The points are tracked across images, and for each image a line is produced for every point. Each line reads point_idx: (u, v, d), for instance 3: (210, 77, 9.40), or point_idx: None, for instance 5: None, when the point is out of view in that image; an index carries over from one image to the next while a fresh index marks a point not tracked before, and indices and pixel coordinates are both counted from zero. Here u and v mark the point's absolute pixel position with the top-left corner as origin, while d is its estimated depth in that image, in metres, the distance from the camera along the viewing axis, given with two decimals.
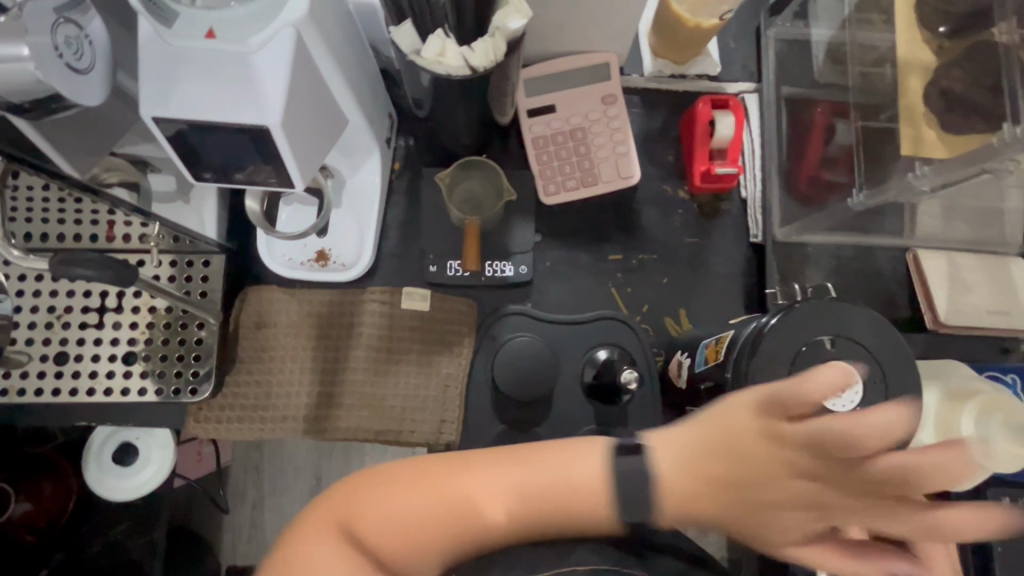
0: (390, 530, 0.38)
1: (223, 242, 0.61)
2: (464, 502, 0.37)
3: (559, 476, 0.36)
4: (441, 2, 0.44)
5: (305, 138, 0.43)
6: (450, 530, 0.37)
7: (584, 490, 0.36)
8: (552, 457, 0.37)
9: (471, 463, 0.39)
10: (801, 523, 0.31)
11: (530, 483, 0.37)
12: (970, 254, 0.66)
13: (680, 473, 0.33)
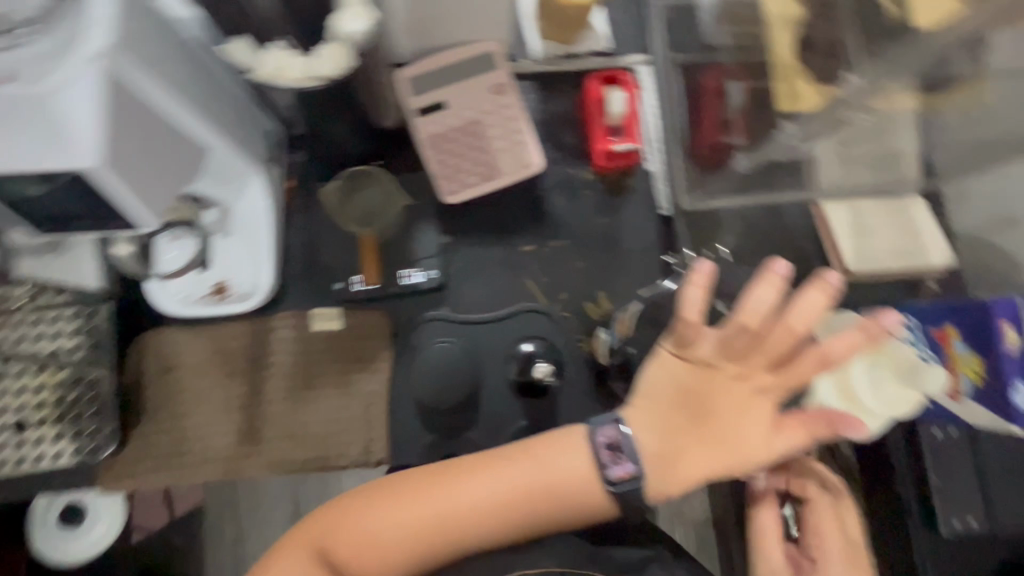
0: (391, 543, 0.41)
1: (109, 289, 0.59)
2: (459, 509, 0.41)
3: (544, 473, 0.41)
4: (269, 12, 0.41)
5: (147, 176, 0.41)
6: (450, 534, 0.41)
7: (570, 479, 0.41)
8: (543, 456, 0.42)
9: (465, 473, 0.42)
10: (765, 431, 0.40)
11: (520, 484, 0.41)
12: (870, 198, 0.66)
13: (652, 433, 0.40)
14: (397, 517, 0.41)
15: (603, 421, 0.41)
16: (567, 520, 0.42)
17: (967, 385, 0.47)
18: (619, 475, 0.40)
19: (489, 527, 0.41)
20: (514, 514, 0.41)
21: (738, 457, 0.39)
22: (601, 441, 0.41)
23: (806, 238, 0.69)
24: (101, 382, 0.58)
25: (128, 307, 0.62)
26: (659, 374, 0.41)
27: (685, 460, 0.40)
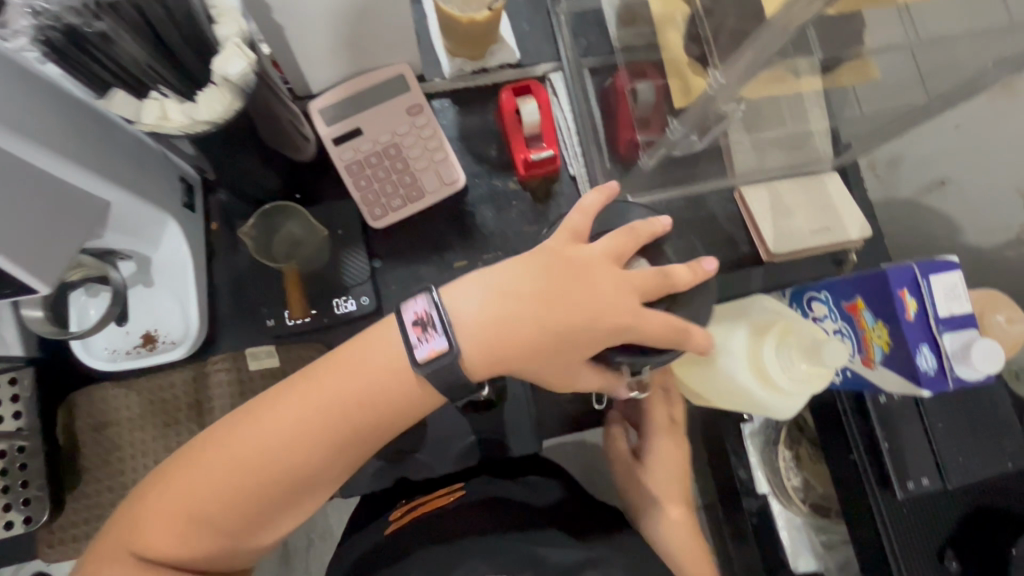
0: (209, 487, 0.42)
1: (29, 354, 0.58)
2: (276, 425, 0.42)
3: (354, 372, 0.43)
4: (145, 65, 0.41)
5: (29, 239, 0.40)
6: (278, 452, 0.42)
7: (379, 372, 0.43)
8: (350, 358, 0.43)
9: (276, 395, 0.43)
10: (598, 293, 0.43)
11: (331, 388, 0.42)
12: (788, 179, 0.68)
13: (486, 311, 0.42)
14: (220, 453, 0.42)
15: (408, 303, 0.42)
16: (393, 414, 0.43)
17: (879, 354, 0.48)
18: (426, 352, 0.42)
19: (316, 436, 0.43)
20: (335, 415, 0.42)
21: (582, 326, 0.43)
22: (406, 320, 0.42)
23: (732, 224, 0.70)
24: (28, 450, 0.57)
25: (54, 369, 0.60)
26: (506, 266, 0.44)
27: (518, 330, 0.42)
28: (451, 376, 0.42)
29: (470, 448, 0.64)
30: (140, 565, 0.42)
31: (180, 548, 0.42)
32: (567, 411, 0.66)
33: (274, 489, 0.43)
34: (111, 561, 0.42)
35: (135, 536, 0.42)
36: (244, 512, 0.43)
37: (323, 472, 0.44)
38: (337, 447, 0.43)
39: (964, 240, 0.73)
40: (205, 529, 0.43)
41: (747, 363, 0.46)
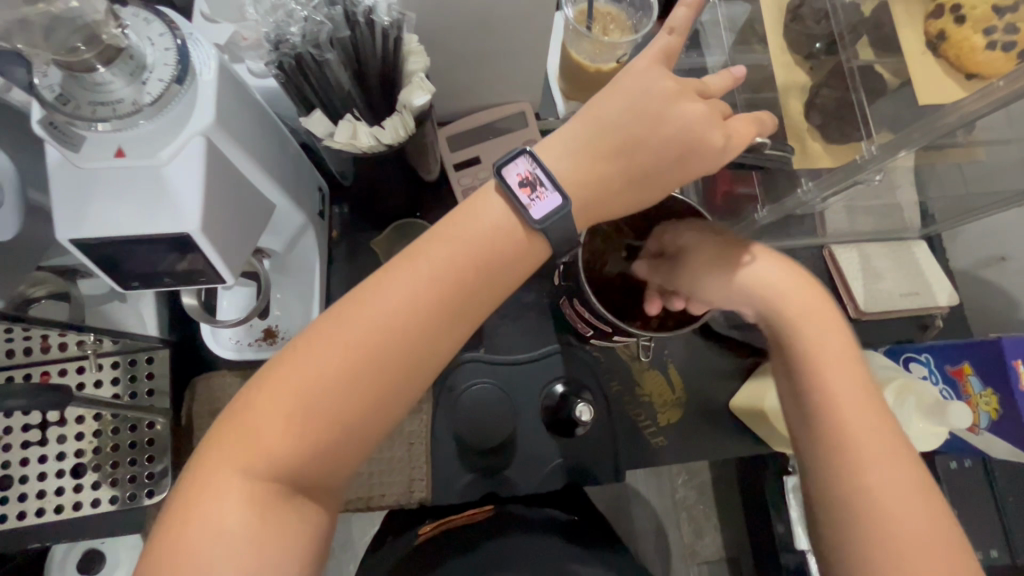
0: (326, 362, 0.38)
1: (165, 336, 0.61)
2: (386, 302, 0.39)
3: (460, 236, 0.41)
4: (347, 89, 0.46)
5: (230, 234, 0.44)
6: (394, 331, 0.39)
7: (493, 231, 0.41)
8: (450, 228, 0.41)
9: (382, 274, 0.40)
10: (676, 118, 0.43)
11: (441, 256, 0.40)
12: (877, 243, 0.72)
13: (572, 165, 0.43)
14: (327, 343, 0.38)
15: (508, 166, 0.41)
16: (507, 273, 0.42)
17: (985, 420, 0.53)
18: (544, 208, 0.41)
19: (434, 305, 0.40)
20: (453, 283, 0.40)
21: (663, 167, 0.44)
22: (512, 185, 0.41)
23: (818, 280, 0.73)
24: (155, 427, 0.60)
25: (182, 354, 0.64)
26: (589, 114, 0.43)
27: (606, 176, 0.43)
28: (569, 226, 0.42)
29: (556, 471, 0.66)
30: (251, 476, 0.36)
31: (297, 454, 0.37)
32: (648, 445, 0.68)
33: (393, 376, 0.39)
34: (212, 480, 0.36)
35: (239, 445, 0.37)
36: (362, 406, 0.39)
37: (443, 343, 0.41)
38: (455, 308, 0.41)
39: (1021, 317, 0.73)
40: (321, 431, 0.38)
41: None
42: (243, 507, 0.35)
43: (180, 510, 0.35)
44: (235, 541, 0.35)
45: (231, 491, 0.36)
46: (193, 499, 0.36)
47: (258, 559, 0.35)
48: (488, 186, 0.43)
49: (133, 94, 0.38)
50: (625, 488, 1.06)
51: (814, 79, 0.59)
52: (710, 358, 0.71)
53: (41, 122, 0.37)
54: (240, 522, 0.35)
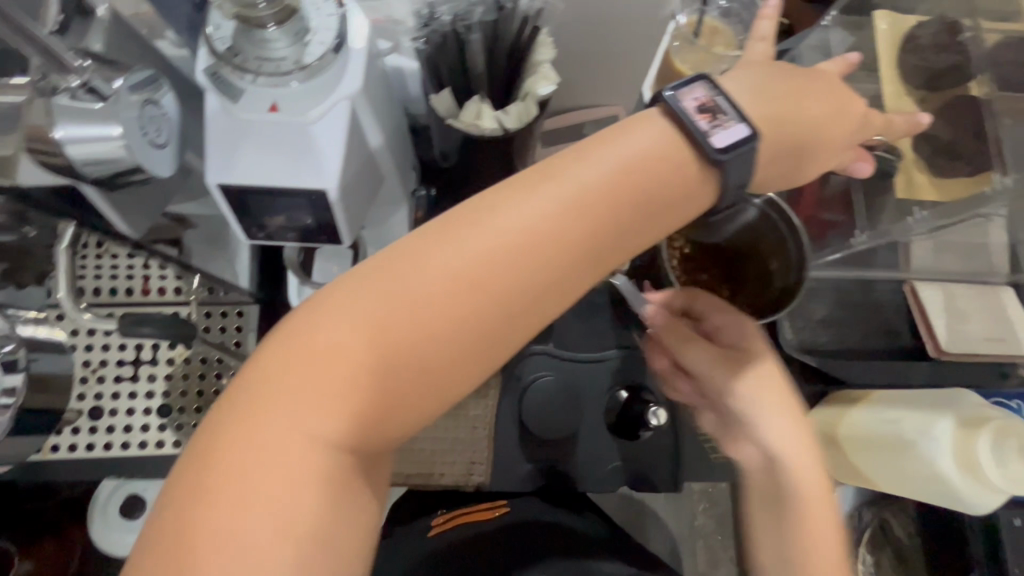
0: (448, 284, 0.34)
1: (255, 291, 0.62)
2: (521, 220, 0.35)
3: (617, 157, 0.36)
4: (478, 72, 0.47)
5: (353, 197, 0.46)
6: (526, 263, 0.35)
7: (655, 161, 0.37)
8: (604, 148, 0.37)
9: (521, 192, 0.36)
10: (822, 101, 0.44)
11: (591, 179, 0.36)
12: (962, 284, 0.70)
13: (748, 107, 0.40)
14: (447, 268, 0.34)
15: (685, 91, 0.37)
16: (651, 218, 0.38)
17: None
18: (726, 138, 0.36)
19: (572, 237, 0.35)
20: (597, 215, 0.36)
21: (786, 148, 0.41)
22: (688, 109, 0.37)
23: (897, 315, 0.71)
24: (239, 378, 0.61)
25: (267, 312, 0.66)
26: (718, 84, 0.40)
27: (777, 129, 0.41)
28: (749, 165, 0.37)
29: (613, 473, 0.66)
30: (341, 399, 0.32)
31: (386, 383, 0.33)
32: (708, 460, 0.67)
33: (510, 312, 0.35)
34: (288, 388, 0.32)
35: (332, 361, 0.32)
36: (469, 341, 0.34)
37: (572, 287, 0.37)
38: (592, 251, 0.36)
39: None
40: (417, 362, 0.33)
41: (954, 454, 0.50)
42: (318, 429, 0.32)
43: (245, 411, 0.31)
44: (303, 466, 0.31)
45: (310, 407, 0.32)
46: (261, 404, 0.32)
47: (317, 490, 0.31)
48: (653, 109, 0.38)
49: (295, 54, 0.40)
50: (641, 508, 1.00)
51: (926, 111, 0.59)
52: None
53: (207, 72, 0.40)
54: (309, 443, 0.31)
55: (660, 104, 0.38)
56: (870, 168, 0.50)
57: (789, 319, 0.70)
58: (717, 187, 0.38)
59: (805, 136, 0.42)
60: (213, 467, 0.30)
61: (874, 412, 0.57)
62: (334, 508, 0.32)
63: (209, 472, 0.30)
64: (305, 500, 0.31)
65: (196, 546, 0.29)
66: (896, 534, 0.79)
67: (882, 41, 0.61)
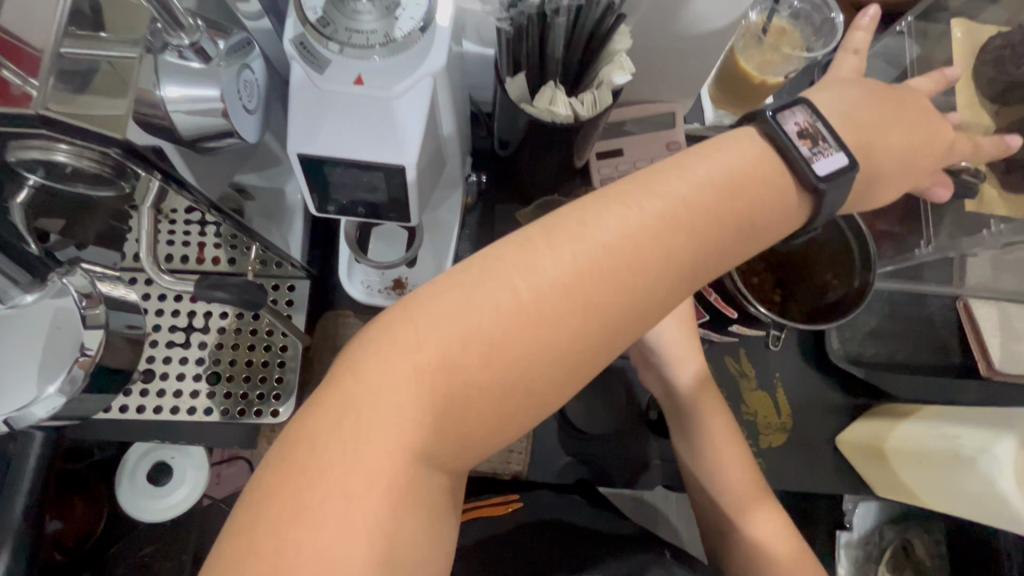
0: (544, 294, 0.35)
1: (306, 266, 0.63)
2: (622, 238, 0.36)
3: (716, 179, 0.37)
4: (556, 58, 0.48)
5: (425, 176, 0.46)
6: (620, 281, 0.36)
7: (755, 183, 0.38)
8: (705, 166, 0.38)
9: (620, 206, 0.37)
10: (906, 107, 0.43)
11: (690, 199, 0.37)
12: (1021, 305, 0.67)
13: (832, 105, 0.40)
14: (541, 278, 0.35)
15: (787, 113, 0.39)
16: (742, 239, 0.39)
17: None
18: (827, 166, 0.38)
19: (668, 258, 0.37)
20: (695, 236, 0.37)
21: (876, 151, 0.41)
22: (790, 133, 0.38)
23: (948, 331, 0.70)
24: (287, 351, 0.61)
25: (317, 287, 0.66)
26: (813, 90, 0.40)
27: (865, 131, 0.40)
28: (843, 193, 0.39)
29: (652, 472, 0.65)
30: (431, 397, 0.34)
31: (482, 393, 0.35)
32: None
33: (603, 329, 0.37)
34: (390, 391, 0.34)
35: (428, 361, 0.34)
36: (562, 356, 0.36)
37: (658, 305, 0.38)
38: (682, 272, 0.37)
39: None
40: (513, 375, 0.35)
41: (1016, 474, 0.49)
42: (418, 436, 0.34)
43: (350, 414, 0.34)
44: (390, 463, 0.33)
45: (411, 413, 0.34)
46: (366, 406, 0.34)
47: (414, 491, 0.34)
48: (750, 128, 0.40)
49: (384, 27, 0.40)
50: (652, 510, 0.99)
51: (1000, 124, 0.58)
52: (820, 389, 0.69)
53: (295, 41, 0.40)
54: (410, 449, 0.34)
55: (758, 124, 0.39)
56: (946, 195, 0.48)
57: (837, 328, 0.69)
58: (810, 210, 0.40)
59: (896, 153, 0.41)
60: (321, 469, 0.33)
61: (924, 426, 0.57)
62: (427, 508, 0.35)
63: (318, 473, 0.32)
64: (403, 503, 0.33)
65: (304, 547, 0.31)
66: (919, 554, 0.78)
67: (958, 50, 0.60)
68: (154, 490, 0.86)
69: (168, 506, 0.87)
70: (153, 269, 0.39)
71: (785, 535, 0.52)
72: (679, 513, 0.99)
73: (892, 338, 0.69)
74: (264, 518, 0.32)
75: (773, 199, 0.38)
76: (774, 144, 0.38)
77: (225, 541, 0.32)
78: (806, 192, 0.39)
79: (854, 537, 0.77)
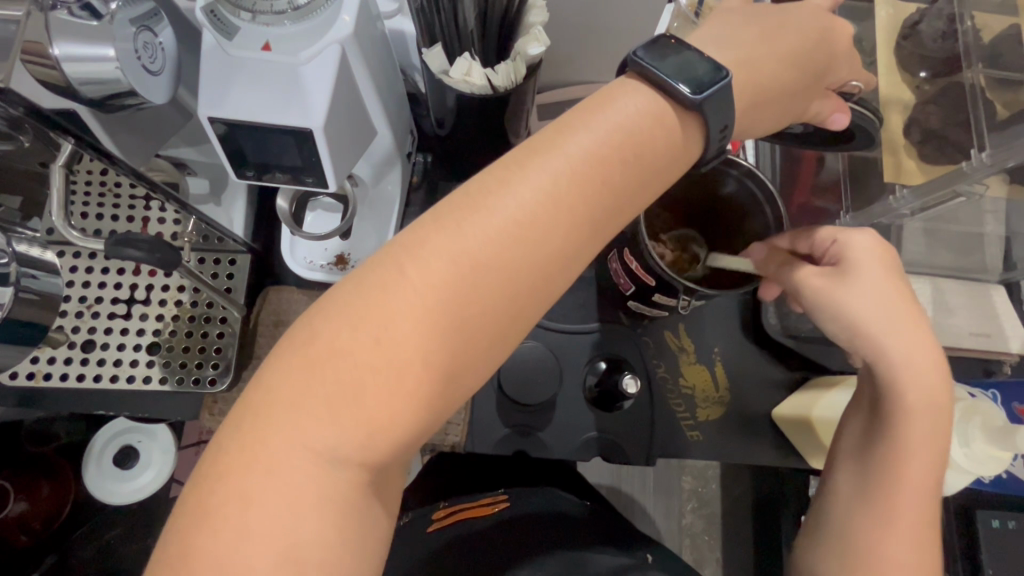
0: (438, 274, 0.33)
1: (248, 241, 0.64)
2: (516, 209, 0.34)
3: (601, 130, 0.35)
4: (470, 29, 0.49)
5: (342, 142, 0.47)
6: (523, 249, 0.34)
7: (643, 126, 0.36)
8: (589, 120, 0.36)
9: (504, 177, 0.34)
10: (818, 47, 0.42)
11: (581, 152, 0.35)
12: (953, 280, 0.69)
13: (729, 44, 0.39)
14: (426, 259, 0.33)
15: (649, 48, 0.37)
16: (650, 181, 0.37)
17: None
18: (703, 83, 0.35)
19: (573, 219, 0.35)
20: (596, 190, 0.35)
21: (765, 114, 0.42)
22: (661, 68, 0.36)
23: None
24: (228, 322, 0.63)
25: (260, 263, 0.68)
26: (701, 35, 0.40)
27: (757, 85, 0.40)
28: (727, 104, 0.36)
29: (588, 444, 0.66)
30: (326, 396, 0.31)
31: (380, 374, 0.32)
32: (683, 436, 0.68)
33: (515, 292, 0.34)
34: (282, 385, 0.32)
35: (316, 360, 0.32)
36: (473, 327, 0.33)
37: (578, 262, 0.36)
38: (592, 225, 0.36)
39: None
40: (416, 352, 0.32)
41: None
42: (318, 427, 0.31)
43: (246, 419, 0.32)
44: (303, 472, 0.31)
45: (306, 405, 0.31)
46: (256, 418, 0.32)
47: (323, 485, 0.31)
48: (626, 76, 0.37)
49: None
50: (629, 500, 0.98)
51: (919, 98, 0.59)
52: (759, 364, 0.70)
53: (205, 10, 0.42)
54: (310, 444, 0.31)
55: (629, 69, 0.37)
56: (844, 120, 0.45)
57: (774, 303, 0.70)
58: (701, 134, 0.38)
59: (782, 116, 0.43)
60: (224, 474, 0.31)
61: None
62: (342, 502, 0.32)
63: (220, 480, 0.31)
64: (313, 499, 0.31)
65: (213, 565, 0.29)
66: None
67: (879, 28, 0.61)
68: (121, 473, 0.86)
69: (133, 490, 0.85)
70: (62, 224, 0.41)
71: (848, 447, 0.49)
72: (652, 503, 0.99)
73: None
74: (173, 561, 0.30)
75: (668, 132, 0.36)
76: (655, 85, 0.36)
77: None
78: (690, 113, 0.37)
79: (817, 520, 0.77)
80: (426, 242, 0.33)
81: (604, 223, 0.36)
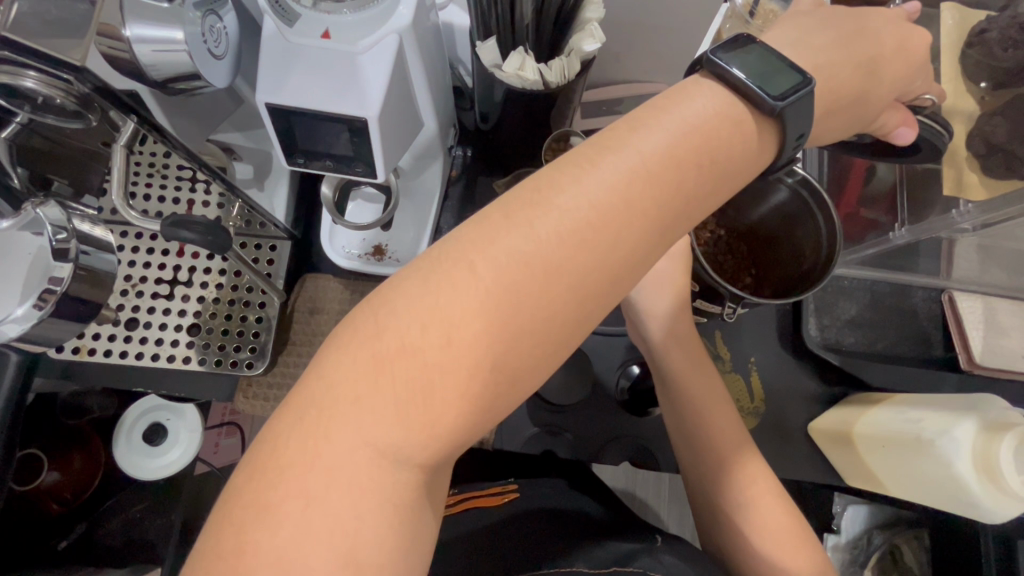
0: (509, 273, 0.31)
1: (290, 228, 0.66)
2: (589, 207, 0.33)
3: (677, 130, 0.34)
4: (525, 23, 0.49)
5: (393, 132, 0.47)
6: (594, 250, 0.33)
7: (718, 126, 0.35)
8: (662, 117, 0.35)
9: (576, 173, 0.33)
10: (893, 51, 0.40)
11: (656, 150, 0.34)
12: (1003, 298, 0.66)
13: (801, 43, 0.38)
14: (496, 255, 0.32)
15: (723, 48, 0.36)
16: (720, 184, 0.36)
17: None
18: (783, 87, 0.35)
19: (644, 220, 0.34)
20: (666, 191, 0.34)
21: (842, 116, 0.39)
22: (736, 72, 0.35)
23: (931, 324, 0.68)
24: (267, 307, 0.64)
25: (297, 250, 0.68)
26: (772, 36, 0.39)
27: (839, 79, 0.37)
28: (806, 113, 0.36)
29: (618, 446, 0.65)
30: (390, 394, 0.31)
31: (448, 375, 0.31)
32: None
33: (583, 295, 0.33)
34: (346, 382, 0.31)
35: (380, 357, 0.31)
36: (540, 330, 0.32)
37: (642, 266, 0.35)
38: (662, 226, 0.35)
39: None
40: (484, 353, 0.31)
41: (973, 460, 0.49)
42: (383, 426, 0.31)
43: (311, 412, 0.31)
44: (363, 470, 0.31)
45: (371, 401, 0.31)
46: (319, 409, 0.31)
47: (381, 484, 0.31)
48: (701, 76, 0.36)
49: None
50: (642, 505, 0.95)
51: (985, 109, 0.57)
52: (796, 376, 0.68)
53: None
54: (372, 441, 0.31)
55: (705, 69, 0.37)
56: (911, 135, 0.43)
57: (815, 314, 0.68)
58: (777, 136, 0.37)
59: (860, 119, 0.40)
60: (284, 466, 0.31)
61: (893, 412, 0.56)
62: (398, 502, 0.32)
63: (279, 474, 0.30)
64: (369, 495, 0.31)
65: (263, 558, 0.29)
66: (907, 561, 0.74)
67: (947, 34, 0.59)
68: (148, 450, 0.86)
69: (159, 466, 0.85)
70: (122, 203, 0.43)
71: (783, 498, 0.49)
72: (668, 511, 0.97)
73: (867, 326, 0.68)
74: (223, 555, 0.30)
75: (741, 131, 0.35)
76: (729, 86, 0.36)
77: (198, 558, 0.30)
78: (767, 117, 0.36)
79: (841, 539, 0.80)
80: (493, 237, 0.32)
81: (671, 224, 0.35)
